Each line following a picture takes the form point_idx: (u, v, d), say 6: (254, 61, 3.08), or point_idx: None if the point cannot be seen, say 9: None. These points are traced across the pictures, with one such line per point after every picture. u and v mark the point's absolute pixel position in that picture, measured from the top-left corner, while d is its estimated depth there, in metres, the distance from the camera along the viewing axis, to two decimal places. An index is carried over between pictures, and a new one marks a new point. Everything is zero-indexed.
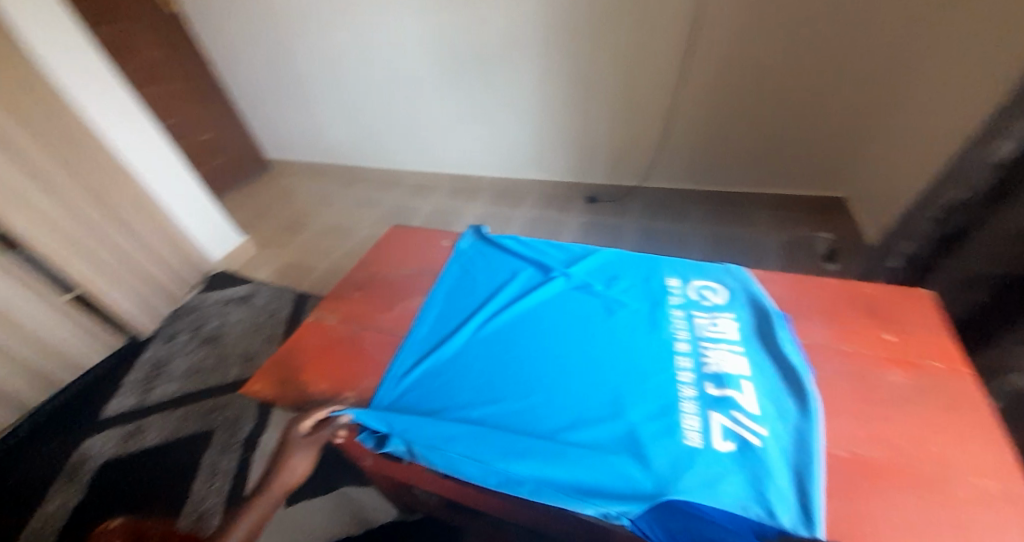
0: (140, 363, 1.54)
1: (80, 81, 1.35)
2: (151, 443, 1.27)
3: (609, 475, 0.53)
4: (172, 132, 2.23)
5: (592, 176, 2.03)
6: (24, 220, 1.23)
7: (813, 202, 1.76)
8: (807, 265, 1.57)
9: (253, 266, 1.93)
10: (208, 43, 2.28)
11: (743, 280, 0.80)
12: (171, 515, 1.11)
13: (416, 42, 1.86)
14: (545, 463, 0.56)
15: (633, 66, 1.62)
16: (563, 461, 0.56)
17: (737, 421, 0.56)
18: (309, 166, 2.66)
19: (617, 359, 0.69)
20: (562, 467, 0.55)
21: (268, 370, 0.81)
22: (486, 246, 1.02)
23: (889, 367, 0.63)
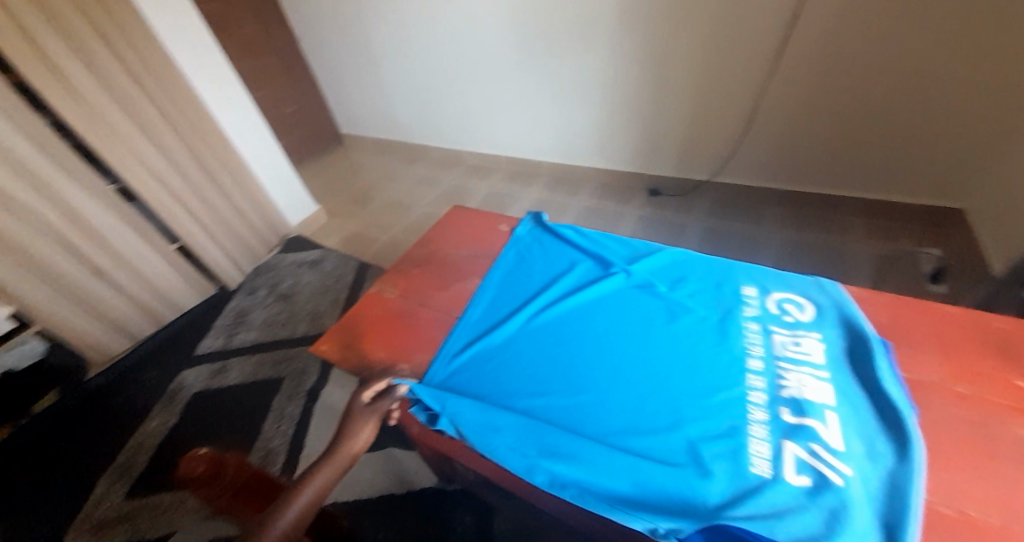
0: (225, 311, 1.72)
1: (189, 55, 1.49)
2: (232, 382, 1.43)
3: (661, 490, 0.51)
4: (262, 104, 2.42)
5: (657, 167, 1.91)
6: (140, 179, 1.41)
7: (919, 213, 1.51)
8: (903, 284, 1.37)
9: (323, 234, 2.07)
10: (296, 21, 2.42)
11: (834, 297, 0.71)
12: (244, 449, 1.24)
13: (488, 22, 1.83)
14: (592, 466, 0.54)
15: (716, 49, 1.48)
16: (611, 468, 0.54)
17: (815, 454, 0.51)
18: (378, 142, 2.77)
19: (679, 368, 0.65)
20: (610, 474, 0.53)
21: (333, 332, 0.86)
22: (545, 234, 1.00)
23: (1018, 417, 0.53)
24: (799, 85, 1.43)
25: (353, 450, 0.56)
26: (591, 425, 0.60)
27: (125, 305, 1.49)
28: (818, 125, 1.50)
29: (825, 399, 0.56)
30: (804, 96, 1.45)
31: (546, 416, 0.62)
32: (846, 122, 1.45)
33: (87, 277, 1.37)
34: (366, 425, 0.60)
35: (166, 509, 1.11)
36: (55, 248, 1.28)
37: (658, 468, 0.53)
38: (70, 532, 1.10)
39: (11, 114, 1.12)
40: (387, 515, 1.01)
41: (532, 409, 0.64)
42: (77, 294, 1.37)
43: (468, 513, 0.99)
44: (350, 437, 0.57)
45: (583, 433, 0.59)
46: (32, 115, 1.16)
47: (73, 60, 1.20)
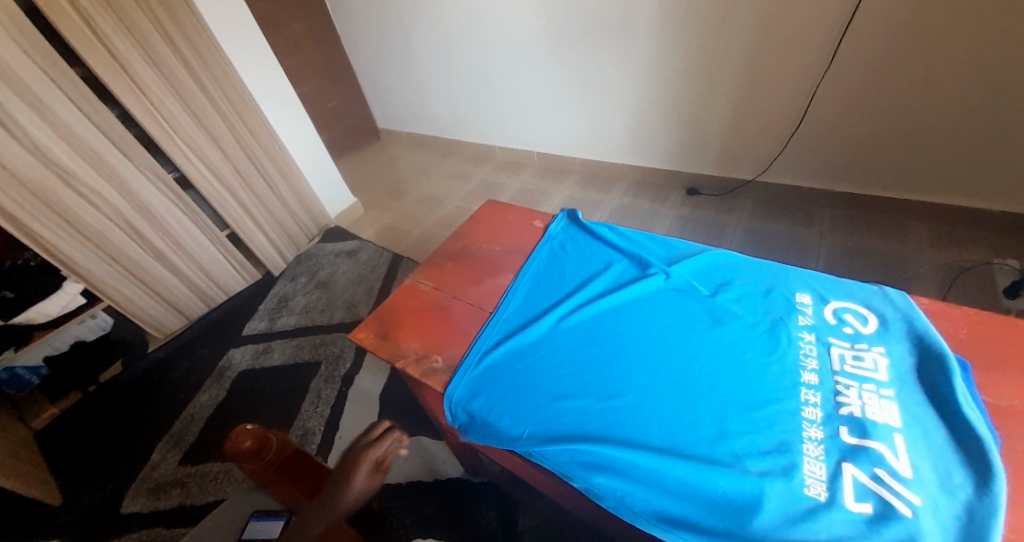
0: (269, 296, 1.81)
1: (242, 51, 1.56)
2: (274, 363, 1.50)
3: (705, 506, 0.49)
4: (306, 99, 2.52)
5: (696, 166, 1.84)
6: (194, 167, 1.49)
7: (995, 221, 1.38)
8: (970, 297, 1.26)
9: (360, 225, 2.13)
10: (338, 20, 2.48)
11: (901, 308, 0.65)
12: (283, 427, 1.30)
13: (526, 16, 1.81)
14: (630, 478, 0.53)
15: (763, 41, 1.39)
16: (649, 481, 0.52)
17: (878, 480, 0.47)
18: (414, 136, 2.82)
19: (723, 379, 0.62)
20: (649, 488, 0.52)
21: (370, 321, 0.88)
22: (579, 232, 0.98)
23: None
24: (862, 78, 1.32)
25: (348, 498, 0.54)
26: (629, 433, 0.58)
27: (180, 286, 1.60)
28: (879, 121, 1.38)
29: (891, 420, 0.52)
30: (865, 89, 1.34)
31: (581, 420, 0.61)
32: (913, 119, 1.33)
33: (147, 259, 1.48)
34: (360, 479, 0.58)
35: (213, 478, 1.18)
36: (119, 230, 1.38)
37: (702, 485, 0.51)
38: (129, 494, 1.19)
39: (82, 104, 1.21)
40: (415, 502, 1.03)
41: (566, 412, 0.62)
42: (139, 275, 1.47)
43: (492, 507, 0.99)
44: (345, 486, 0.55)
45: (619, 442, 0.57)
46: (100, 106, 1.25)
47: (136, 54, 1.28)
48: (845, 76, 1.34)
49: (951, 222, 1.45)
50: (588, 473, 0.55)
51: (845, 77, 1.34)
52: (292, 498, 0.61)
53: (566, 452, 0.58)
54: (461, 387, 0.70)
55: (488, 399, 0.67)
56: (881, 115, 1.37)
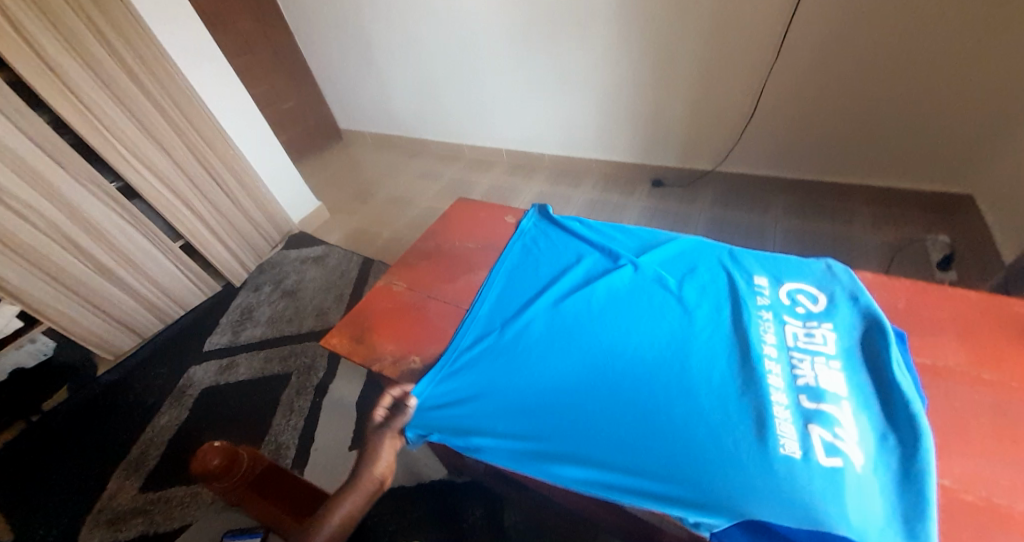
0: (232, 308, 1.73)
1: (188, 53, 1.47)
2: (241, 377, 1.44)
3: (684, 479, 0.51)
4: (260, 100, 2.41)
5: (660, 158, 1.89)
6: (139, 175, 1.40)
7: (926, 200, 1.50)
8: (910, 272, 1.36)
9: (326, 230, 2.07)
10: (291, 17, 2.39)
11: (847, 286, 0.70)
12: (254, 443, 1.24)
13: (486, 14, 1.80)
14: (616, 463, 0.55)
15: (718, 35, 1.45)
16: (636, 463, 0.54)
17: (839, 438, 0.50)
18: (378, 136, 2.75)
19: (694, 360, 0.64)
20: (636, 470, 0.53)
21: (343, 325, 0.86)
22: (549, 227, 0.99)
23: None
24: (807, 69, 1.40)
25: (378, 471, 0.54)
26: (608, 419, 0.60)
27: (131, 302, 1.50)
28: (823, 111, 1.47)
29: (838, 389, 0.56)
30: (809, 82, 1.42)
31: (562, 411, 0.62)
32: (851, 108, 1.43)
33: (91, 275, 1.37)
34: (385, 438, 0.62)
35: (180, 501, 1.12)
36: (57, 246, 1.28)
37: (680, 460, 0.53)
38: (86, 526, 1.11)
39: (9, 111, 1.11)
40: (399, 506, 1.01)
41: (548, 403, 0.64)
42: (83, 293, 1.37)
43: (478, 505, 1.00)
44: (372, 459, 0.56)
45: (600, 428, 0.59)
46: (26, 112, 1.14)
47: (68, 57, 1.18)
48: (792, 68, 1.42)
49: (889, 203, 1.56)
50: (577, 460, 0.56)
51: (791, 71, 1.42)
52: (268, 514, 0.58)
53: (555, 443, 0.59)
54: (441, 386, 0.70)
55: (471, 398, 0.67)
56: (825, 105, 1.45)
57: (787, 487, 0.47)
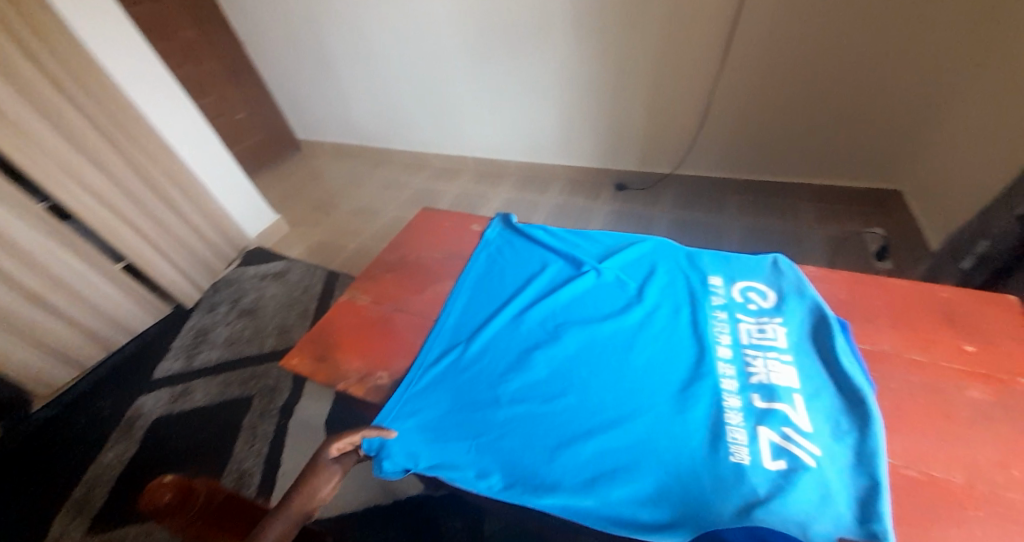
0: (184, 332, 1.63)
1: (128, 65, 1.40)
2: (197, 405, 1.35)
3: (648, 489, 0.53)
4: (208, 111, 2.30)
5: (621, 163, 1.95)
6: (73, 194, 1.29)
7: (861, 195, 1.63)
8: (852, 264, 1.47)
9: (286, 244, 1.99)
10: (240, 25, 2.31)
11: (794, 282, 0.74)
12: (214, 474, 1.17)
13: (445, 23, 1.81)
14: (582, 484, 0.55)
15: (667, 46, 1.53)
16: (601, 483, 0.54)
17: (787, 438, 0.53)
18: (338, 146, 2.68)
19: (657, 368, 0.66)
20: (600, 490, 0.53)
21: (304, 344, 0.83)
22: (514, 235, 1.00)
23: (968, 380, 0.58)
24: (749, 75, 1.50)
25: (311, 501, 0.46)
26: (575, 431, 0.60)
27: (66, 330, 1.38)
28: (767, 115, 1.57)
29: (791, 383, 0.59)
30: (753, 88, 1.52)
31: (530, 427, 0.62)
32: (790, 112, 1.54)
33: (19, 304, 1.26)
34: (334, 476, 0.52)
35: None
36: None
37: (644, 475, 0.54)
38: None
39: None
40: (375, 527, 0.98)
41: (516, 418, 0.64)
42: (9, 323, 1.25)
43: (458, 518, 0.98)
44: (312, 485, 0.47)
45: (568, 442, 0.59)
46: None
47: None
48: (736, 74, 1.51)
49: (831, 200, 1.68)
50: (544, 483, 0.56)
51: (737, 78, 1.52)
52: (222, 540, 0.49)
53: (522, 464, 0.58)
54: (406, 405, 0.68)
55: (437, 419, 0.66)
56: (768, 109, 1.56)
57: (742, 493, 0.49)
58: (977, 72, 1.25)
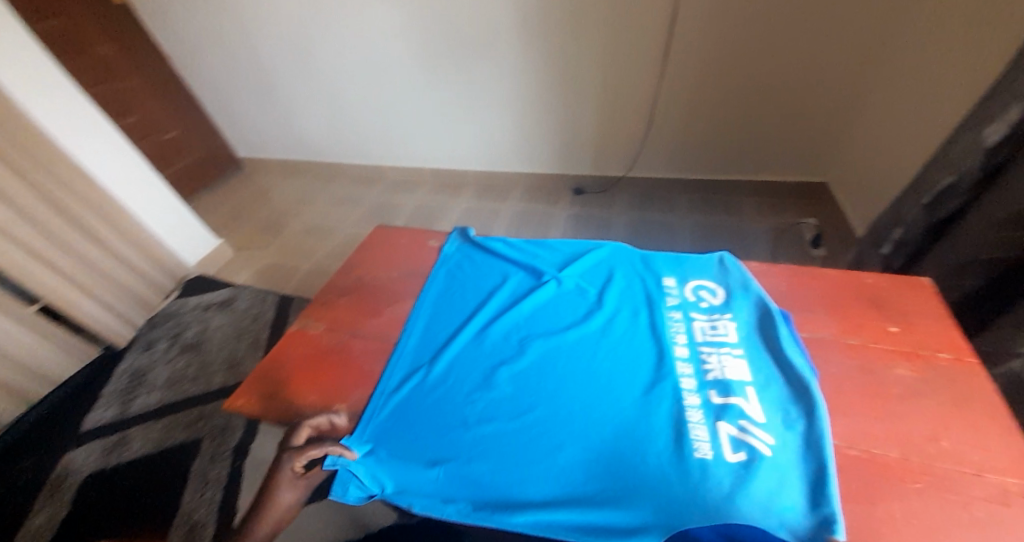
0: (116, 376, 1.47)
1: (36, 86, 1.26)
2: (137, 455, 1.22)
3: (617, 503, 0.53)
4: (133, 132, 2.12)
5: (577, 167, 1.99)
6: None
7: (796, 188, 1.76)
8: (793, 254, 1.56)
9: (231, 270, 1.86)
10: (167, 40, 2.16)
11: (740, 278, 0.78)
12: (160, 530, 1.06)
13: (390, 35, 1.79)
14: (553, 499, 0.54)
15: (611, 54, 1.59)
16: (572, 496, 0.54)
17: (744, 430, 0.56)
18: (284, 163, 2.56)
19: (620, 373, 0.67)
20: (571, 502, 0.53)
21: (252, 381, 0.77)
22: (473, 249, 0.98)
23: (897, 360, 0.63)
24: (687, 80, 1.59)
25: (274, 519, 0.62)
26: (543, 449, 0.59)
27: None
28: (706, 118, 1.67)
29: (743, 376, 0.62)
30: (692, 92, 1.61)
31: (499, 449, 0.61)
32: (726, 114, 1.64)
33: None
34: (286, 490, 0.63)
35: None
36: None
37: (613, 485, 0.54)
38: None
39: None
40: None
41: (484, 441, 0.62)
42: None
43: None
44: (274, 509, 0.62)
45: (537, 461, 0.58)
46: None
47: None
48: (676, 80, 1.59)
49: (769, 194, 1.80)
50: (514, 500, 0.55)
51: (676, 84, 1.60)
52: None
53: (491, 484, 0.57)
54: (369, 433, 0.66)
55: (403, 445, 0.64)
56: (707, 112, 1.65)
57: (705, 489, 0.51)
58: (879, 74, 1.39)
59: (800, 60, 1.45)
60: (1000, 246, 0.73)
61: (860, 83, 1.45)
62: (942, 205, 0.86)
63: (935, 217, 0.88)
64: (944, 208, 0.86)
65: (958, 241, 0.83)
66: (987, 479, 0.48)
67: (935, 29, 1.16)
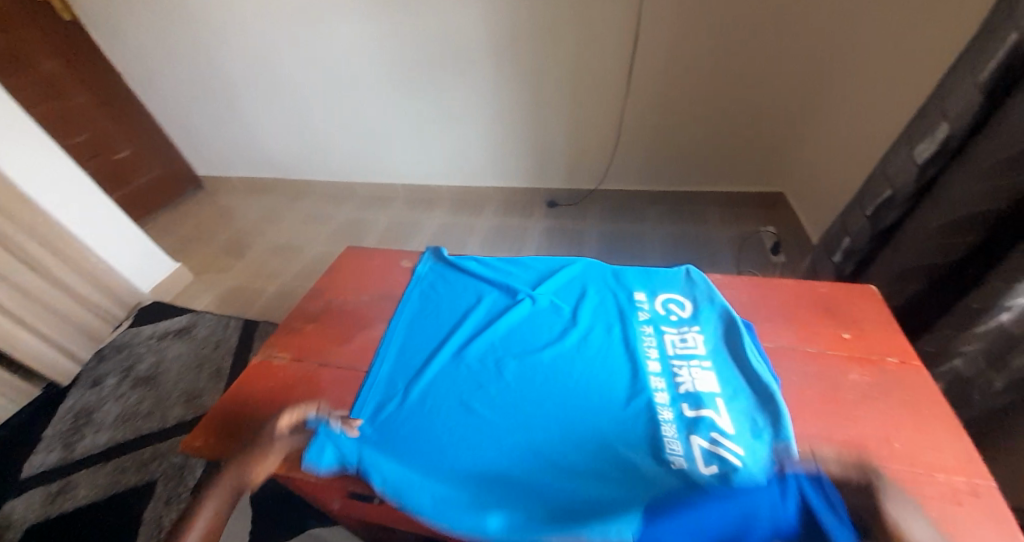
0: (59, 416, 1.36)
1: None
2: (82, 502, 1.12)
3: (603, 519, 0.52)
4: (83, 151, 2.01)
5: (549, 181, 2.02)
6: None
7: (755, 198, 1.85)
8: (757, 261, 1.63)
9: (191, 295, 1.77)
10: (122, 57, 2.08)
11: (706, 290, 0.81)
12: None
13: (359, 52, 1.79)
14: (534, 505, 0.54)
15: (578, 72, 1.65)
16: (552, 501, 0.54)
17: (716, 442, 0.56)
18: (248, 181, 2.47)
19: (596, 381, 0.69)
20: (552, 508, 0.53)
21: (210, 418, 0.72)
22: (446, 269, 0.98)
23: (851, 365, 0.66)
24: (650, 98, 1.66)
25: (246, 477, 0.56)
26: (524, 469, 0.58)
27: None
28: (670, 132, 1.74)
29: (713, 388, 0.64)
30: (655, 109, 1.69)
31: (478, 474, 0.59)
32: (687, 129, 1.72)
33: None
34: None
35: None
36: None
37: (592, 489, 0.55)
38: None
39: None
40: None
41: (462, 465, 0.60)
42: None
43: None
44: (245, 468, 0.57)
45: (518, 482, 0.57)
46: None
47: None
48: (640, 96, 1.66)
49: (732, 205, 1.88)
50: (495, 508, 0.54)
51: (641, 101, 1.67)
52: None
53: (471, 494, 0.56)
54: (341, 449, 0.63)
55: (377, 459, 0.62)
56: (669, 127, 1.73)
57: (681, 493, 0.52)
58: (822, 92, 1.50)
59: (752, 79, 1.54)
60: (934, 256, 0.79)
61: (806, 101, 1.56)
62: (883, 217, 0.93)
63: (879, 227, 0.95)
64: (885, 219, 0.92)
65: (898, 249, 0.89)
66: (936, 478, 0.51)
67: (867, 52, 1.27)
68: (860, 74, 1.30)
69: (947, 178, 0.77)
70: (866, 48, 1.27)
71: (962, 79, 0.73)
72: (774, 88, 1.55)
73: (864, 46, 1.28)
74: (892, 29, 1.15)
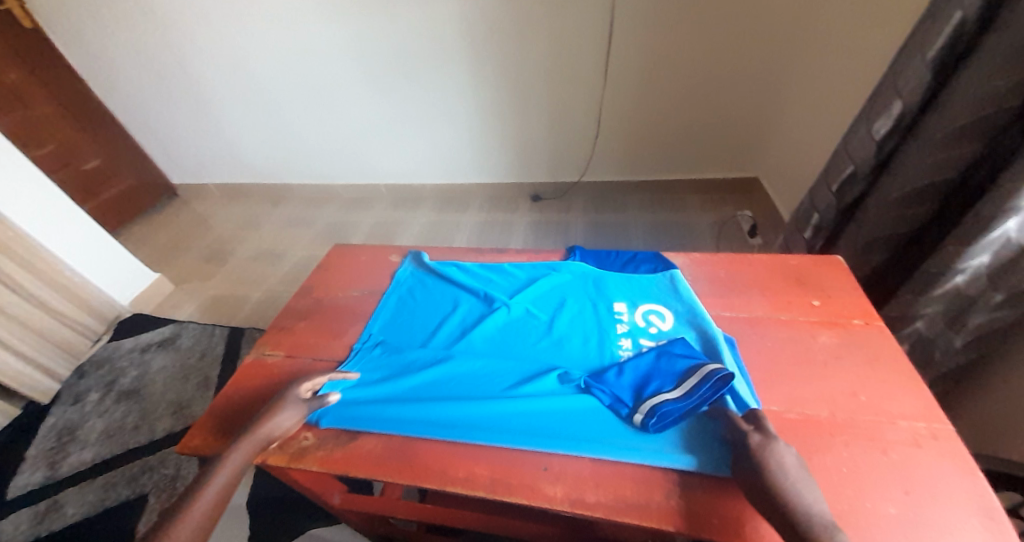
0: (41, 434, 1.32)
1: None
2: (70, 519, 1.10)
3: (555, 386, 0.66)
4: (48, 164, 1.94)
5: (533, 176, 2.04)
6: None
7: (732, 183, 1.90)
8: (734, 243, 1.69)
9: (172, 305, 1.74)
10: (85, 63, 2.01)
11: (688, 303, 0.76)
12: None
13: (335, 52, 1.76)
14: (505, 418, 0.63)
15: (557, 65, 1.66)
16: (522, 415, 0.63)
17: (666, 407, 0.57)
18: (226, 188, 2.42)
19: (571, 339, 0.75)
20: (521, 418, 0.62)
21: (206, 419, 0.72)
22: (427, 275, 0.95)
23: (822, 329, 0.70)
24: (627, 88, 1.69)
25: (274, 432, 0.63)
26: (499, 362, 0.73)
27: None
28: (646, 122, 1.78)
29: None
30: (632, 99, 1.72)
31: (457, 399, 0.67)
32: (662, 118, 1.76)
33: None
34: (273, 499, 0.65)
35: None
36: None
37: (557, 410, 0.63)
38: None
39: None
40: None
41: (448, 369, 0.73)
42: None
43: None
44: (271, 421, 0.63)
45: (493, 363, 0.72)
46: None
47: None
48: (617, 87, 1.69)
49: (708, 190, 1.94)
50: (471, 421, 0.63)
51: (618, 90, 1.70)
52: None
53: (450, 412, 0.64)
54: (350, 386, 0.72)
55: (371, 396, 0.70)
56: (645, 116, 1.76)
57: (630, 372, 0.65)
58: (788, 76, 1.56)
59: (721, 66, 1.59)
60: (897, 224, 0.83)
61: (775, 86, 1.61)
62: (847, 192, 0.97)
63: (844, 202, 0.99)
64: (848, 194, 0.97)
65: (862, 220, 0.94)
66: (902, 426, 0.55)
67: (828, 36, 1.32)
68: (822, 59, 1.36)
69: (907, 149, 0.81)
70: (827, 31, 1.32)
71: (912, 57, 0.77)
72: (743, 74, 1.60)
73: (825, 31, 1.33)
74: (849, 13, 1.21)
